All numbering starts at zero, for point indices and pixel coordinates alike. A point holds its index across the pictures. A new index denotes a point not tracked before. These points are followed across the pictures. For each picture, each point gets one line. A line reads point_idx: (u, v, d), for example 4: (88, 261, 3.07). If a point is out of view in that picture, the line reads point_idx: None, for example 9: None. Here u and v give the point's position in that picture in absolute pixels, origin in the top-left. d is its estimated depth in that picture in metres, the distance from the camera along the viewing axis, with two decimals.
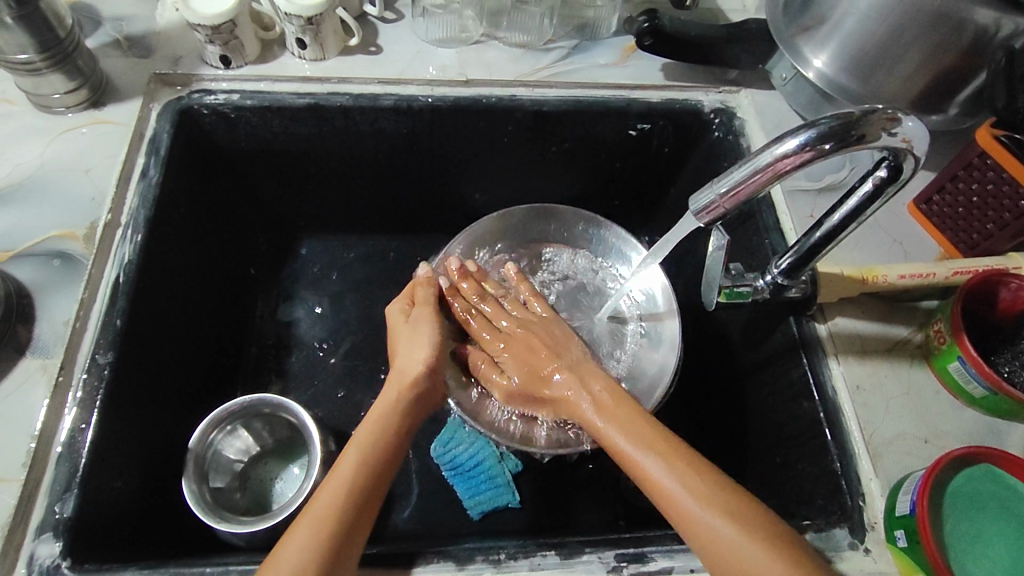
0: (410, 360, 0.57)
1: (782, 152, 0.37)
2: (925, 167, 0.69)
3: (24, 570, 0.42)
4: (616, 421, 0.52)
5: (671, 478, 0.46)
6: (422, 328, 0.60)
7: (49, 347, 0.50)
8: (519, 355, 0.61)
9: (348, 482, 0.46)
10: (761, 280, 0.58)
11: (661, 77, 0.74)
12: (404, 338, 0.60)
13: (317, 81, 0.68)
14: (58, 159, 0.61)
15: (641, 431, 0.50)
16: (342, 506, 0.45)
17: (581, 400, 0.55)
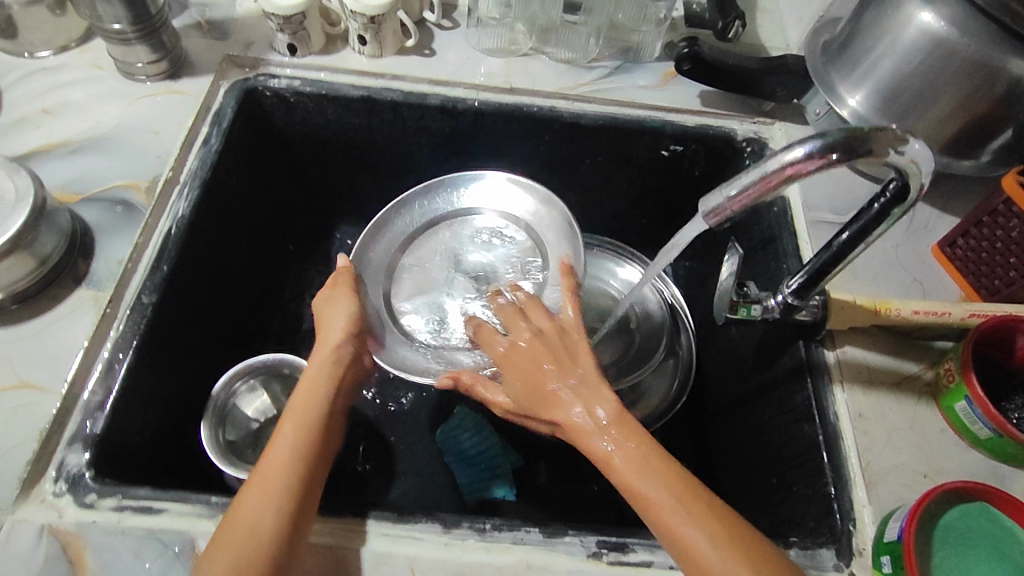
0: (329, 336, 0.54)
1: (792, 158, 0.39)
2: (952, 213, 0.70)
3: (53, 474, 0.46)
4: (635, 466, 0.45)
5: (694, 529, 0.42)
6: (339, 310, 0.56)
7: (102, 282, 0.55)
8: (524, 367, 0.51)
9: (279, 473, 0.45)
10: (771, 300, 0.59)
11: (697, 103, 0.77)
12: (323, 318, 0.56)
13: (372, 77, 0.74)
14: (133, 119, 0.67)
15: (656, 474, 0.45)
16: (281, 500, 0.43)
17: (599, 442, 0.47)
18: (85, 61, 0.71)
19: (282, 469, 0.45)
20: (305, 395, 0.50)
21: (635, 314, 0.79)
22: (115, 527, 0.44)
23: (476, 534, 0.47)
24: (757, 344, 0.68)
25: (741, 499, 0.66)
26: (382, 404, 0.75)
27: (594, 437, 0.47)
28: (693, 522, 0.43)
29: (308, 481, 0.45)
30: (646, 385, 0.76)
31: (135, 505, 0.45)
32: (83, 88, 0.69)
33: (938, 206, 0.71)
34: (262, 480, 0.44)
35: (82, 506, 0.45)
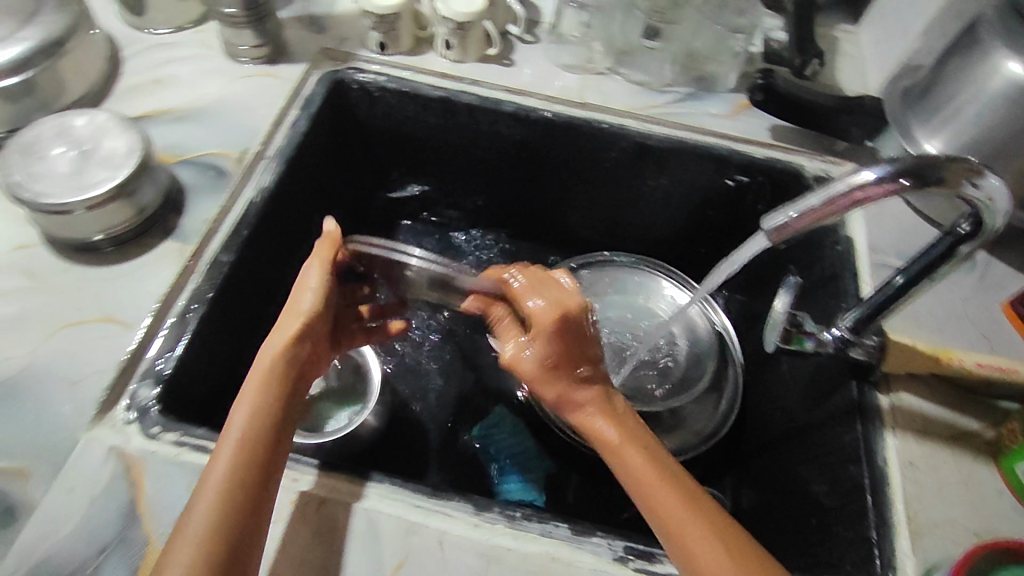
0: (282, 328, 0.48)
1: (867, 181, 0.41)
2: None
3: (126, 403, 0.50)
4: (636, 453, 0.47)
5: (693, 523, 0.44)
6: (302, 296, 0.49)
7: (188, 236, 0.60)
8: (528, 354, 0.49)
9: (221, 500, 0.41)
10: (828, 334, 0.58)
11: (768, 136, 0.76)
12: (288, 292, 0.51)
13: (452, 79, 0.77)
14: (232, 96, 0.72)
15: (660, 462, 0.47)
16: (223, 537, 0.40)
17: (600, 422, 0.49)
18: (196, 41, 0.77)
19: (219, 491, 0.41)
20: (244, 402, 0.45)
21: (683, 339, 0.79)
22: (172, 459, 0.48)
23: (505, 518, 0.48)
24: (810, 380, 0.66)
25: (776, 537, 0.64)
26: (423, 393, 0.76)
27: (598, 418, 0.49)
28: (694, 524, 0.44)
29: (249, 502, 0.42)
30: (688, 411, 0.74)
31: (194, 442, 0.49)
32: (192, 65, 0.75)
33: (1015, 264, 0.69)
34: (201, 506, 0.41)
35: (147, 436, 0.48)
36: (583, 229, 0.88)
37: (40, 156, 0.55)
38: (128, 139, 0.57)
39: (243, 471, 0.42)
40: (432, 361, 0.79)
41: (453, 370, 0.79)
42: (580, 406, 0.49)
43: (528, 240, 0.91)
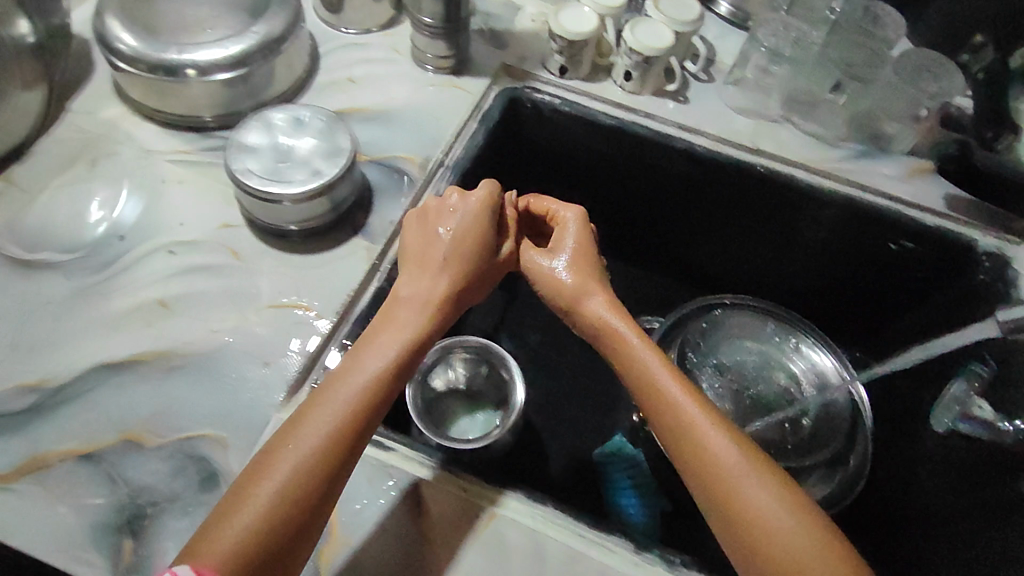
0: (416, 279, 0.56)
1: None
2: None
3: (310, 389, 0.56)
4: (668, 378, 0.53)
5: (780, 516, 0.46)
6: (461, 278, 0.57)
7: (376, 237, 0.65)
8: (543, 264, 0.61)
9: (326, 437, 0.45)
10: (1008, 423, 0.57)
11: (941, 205, 0.75)
12: (455, 237, 0.58)
13: (627, 110, 0.79)
14: (419, 103, 0.76)
15: (726, 442, 0.49)
16: (320, 470, 0.44)
17: (691, 411, 0.50)
18: (387, 44, 0.81)
19: (334, 429, 0.46)
20: (388, 340, 0.51)
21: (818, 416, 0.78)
22: None
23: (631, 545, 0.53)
24: (960, 466, 0.65)
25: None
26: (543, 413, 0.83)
27: (659, 377, 0.53)
28: (772, 500, 0.46)
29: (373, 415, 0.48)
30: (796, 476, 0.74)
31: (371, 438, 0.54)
32: (382, 69, 0.78)
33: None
34: (319, 407, 0.47)
35: None
36: (722, 268, 0.91)
37: (255, 129, 0.62)
38: (340, 133, 0.63)
39: (362, 390, 0.48)
40: (552, 381, 0.86)
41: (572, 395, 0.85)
42: (582, 293, 0.59)
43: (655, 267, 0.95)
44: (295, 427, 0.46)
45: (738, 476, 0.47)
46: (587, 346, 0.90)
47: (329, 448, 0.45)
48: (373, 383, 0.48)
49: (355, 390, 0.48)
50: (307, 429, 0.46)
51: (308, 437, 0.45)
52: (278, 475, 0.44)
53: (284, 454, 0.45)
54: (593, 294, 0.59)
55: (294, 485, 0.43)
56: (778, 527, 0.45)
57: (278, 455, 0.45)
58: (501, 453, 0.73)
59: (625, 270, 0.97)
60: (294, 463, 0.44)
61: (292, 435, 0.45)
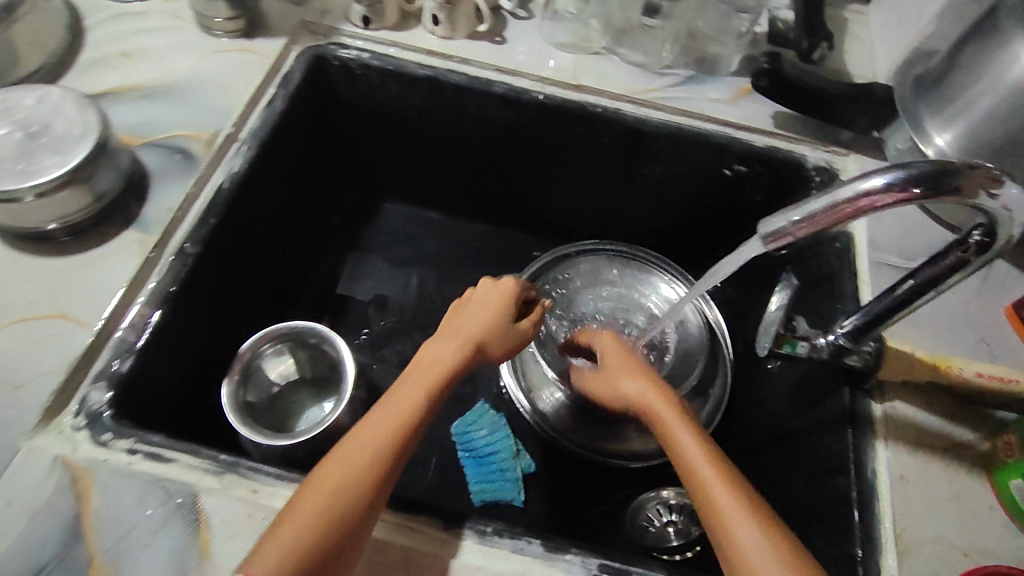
0: (440, 345, 0.56)
1: (1012, 203, 0.37)
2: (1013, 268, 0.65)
3: (76, 407, 0.52)
4: (689, 437, 0.50)
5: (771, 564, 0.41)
6: (478, 350, 0.57)
7: (151, 227, 0.60)
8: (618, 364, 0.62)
9: (331, 494, 0.45)
10: (822, 338, 0.56)
11: (769, 123, 0.73)
12: (483, 330, 0.58)
13: (441, 58, 0.74)
14: (205, 72, 0.69)
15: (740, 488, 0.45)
16: (326, 532, 0.43)
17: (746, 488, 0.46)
18: (168, 12, 0.73)
19: (336, 493, 0.44)
20: (412, 393, 0.51)
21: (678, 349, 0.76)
22: (126, 467, 0.50)
23: (439, 521, 0.50)
24: (800, 383, 0.66)
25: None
26: None
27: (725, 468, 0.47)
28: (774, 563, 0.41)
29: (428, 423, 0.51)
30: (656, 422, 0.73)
31: (147, 450, 0.51)
32: (162, 39, 0.71)
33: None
34: (404, 402, 0.50)
35: (97, 443, 0.51)
36: (577, 217, 0.88)
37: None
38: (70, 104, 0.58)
39: (382, 463, 0.47)
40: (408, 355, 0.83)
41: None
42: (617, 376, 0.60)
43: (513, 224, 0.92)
44: (358, 429, 0.48)
45: (766, 548, 0.41)
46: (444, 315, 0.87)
47: (408, 446, 0.49)
48: (376, 445, 0.47)
49: (377, 447, 0.47)
50: (309, 488, 0.45)
51: (313, 495, 0.45)
52: (290, 523, 0.44)
53: (296, 511, 0.44)
54: (640, 382, 0.57)
55: (298, 549, 0.42)
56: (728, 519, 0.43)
57: (292, 513, 0.44)
58: None
59: (481, 230, 0.93)
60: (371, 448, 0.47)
61: (309, 484, 0.46)
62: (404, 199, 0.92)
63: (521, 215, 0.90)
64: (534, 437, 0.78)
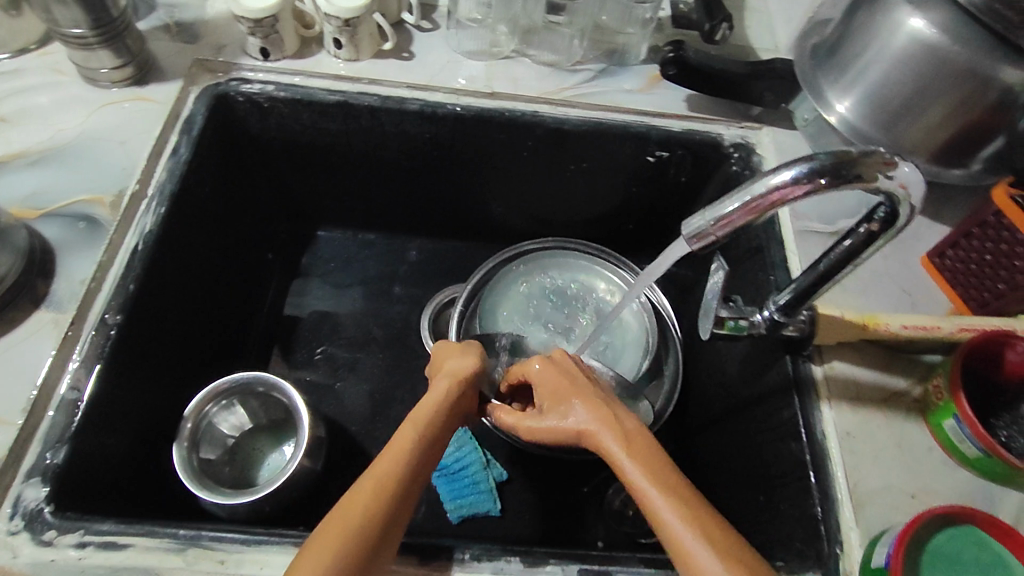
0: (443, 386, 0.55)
1: (905, 181, 0.41)
2: (923, 217, 0.69)
3: (10, 509, 0.48)
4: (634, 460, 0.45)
5: None
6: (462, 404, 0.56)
7: (63, 303, 0.56)
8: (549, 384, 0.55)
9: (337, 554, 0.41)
10: (758, 315, 0.58)
11: (683, 107, 0.75)
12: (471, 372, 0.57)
13: (349, 81, 0.72)
14: (98, 129, 0.65)
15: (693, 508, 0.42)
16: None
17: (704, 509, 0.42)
18: (45, 66, 0.68)
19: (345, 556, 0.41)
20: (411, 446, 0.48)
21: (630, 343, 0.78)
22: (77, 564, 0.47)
23: (416, 558, 0.50)
24: (744, 355, 0.68)
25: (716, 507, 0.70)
26: (359, 421, 0.79)
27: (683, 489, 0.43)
28: None
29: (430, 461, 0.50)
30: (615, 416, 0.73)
31: (100, 540, 0.48)
32: (43, 98, 0.67)
33: (946, 219, 0.69)
34: (404, 439, 0.48)
35: (40, 544, 0.47)
36: (512, 220, 0.88)
37: None
38: None
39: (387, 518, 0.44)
40: (362, 383, 0.82)
41: (386, 392, 0.82)
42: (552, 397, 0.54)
43: (449, 234, 0.91)
44: (373, 470, 0.46)
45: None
46: (395, 337, 0.86)
47: (413, 480, 0.47)
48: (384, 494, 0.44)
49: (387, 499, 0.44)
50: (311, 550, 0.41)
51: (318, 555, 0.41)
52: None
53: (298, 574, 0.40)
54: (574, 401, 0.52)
55: None
56: (704, 566, 0.39)
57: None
58: (308, 482, 0.68)
59: (420, 245, 0.92)
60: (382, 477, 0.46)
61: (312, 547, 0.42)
62: (336, 224, 0.90)
63: (457, 224, 0.89)
64: (501, 444, 0.79)
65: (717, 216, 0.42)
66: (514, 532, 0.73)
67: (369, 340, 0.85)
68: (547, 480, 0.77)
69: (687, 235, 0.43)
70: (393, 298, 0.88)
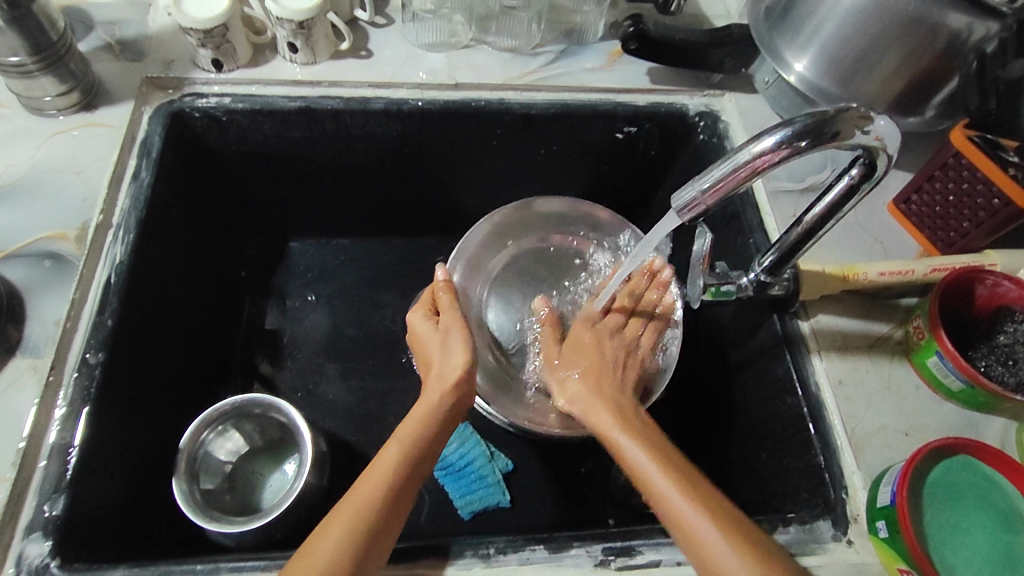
0: (447, 365, 0.57)
1: (882, 133, 0.42)
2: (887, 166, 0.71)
3: (14, 569, 0.46)
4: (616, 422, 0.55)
5: (705, 529, 0.45)
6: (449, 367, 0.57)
7: (40, 348, 0.54)
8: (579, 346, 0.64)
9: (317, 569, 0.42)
10: (745, 278, 0.59)
11: (647, 81, 0.76)
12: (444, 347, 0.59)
13: (308, 86, 0.70)
14: (50, 161, 0.62)
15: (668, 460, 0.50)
16: None
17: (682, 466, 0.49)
18: None
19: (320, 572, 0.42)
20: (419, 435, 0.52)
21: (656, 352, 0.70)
22: None
23: (441, 559, 0.50)
24: (733, 318, 0.70)
25: (720, 469, 0.72)
26: (358, 428, 0.78)
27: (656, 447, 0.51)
28: (718, 534, 0.44)
29: (422, 466, 0.51)
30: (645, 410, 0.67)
31: None
32: None
33: (908, 166, 0.71)
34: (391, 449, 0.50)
35: None
36: (488, 210, 0.87)
37: None
38: None
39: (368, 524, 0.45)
40: (356, 390, 0.81)
41: (382, 396, 0.81)
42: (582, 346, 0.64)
43: (425, 230, 0.90)
44: (365, 478, 0.48)
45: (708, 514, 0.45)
46: (383, 340, 0.85)
47: (409, 481, 0.49)
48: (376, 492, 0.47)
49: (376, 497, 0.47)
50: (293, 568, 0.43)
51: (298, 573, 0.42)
52: None
53: None
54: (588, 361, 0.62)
55: None
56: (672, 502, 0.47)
57: None
58: (315, 497, 0.68)
59: (397, 244, 0.91)
60: (348, 517, 0.45)
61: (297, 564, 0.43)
62: (310, 232, 0.88)
63: (432, 220, 0.88)
64: (502, 433, 0.79)
65: (705, 186, 0.42)
66: (529, 518, 0.74)
67: (358, 347, 0.84)
68: (554, 464, 0.78)
69: (678, 209, 0.44)
70: (375, 301, 0.87)
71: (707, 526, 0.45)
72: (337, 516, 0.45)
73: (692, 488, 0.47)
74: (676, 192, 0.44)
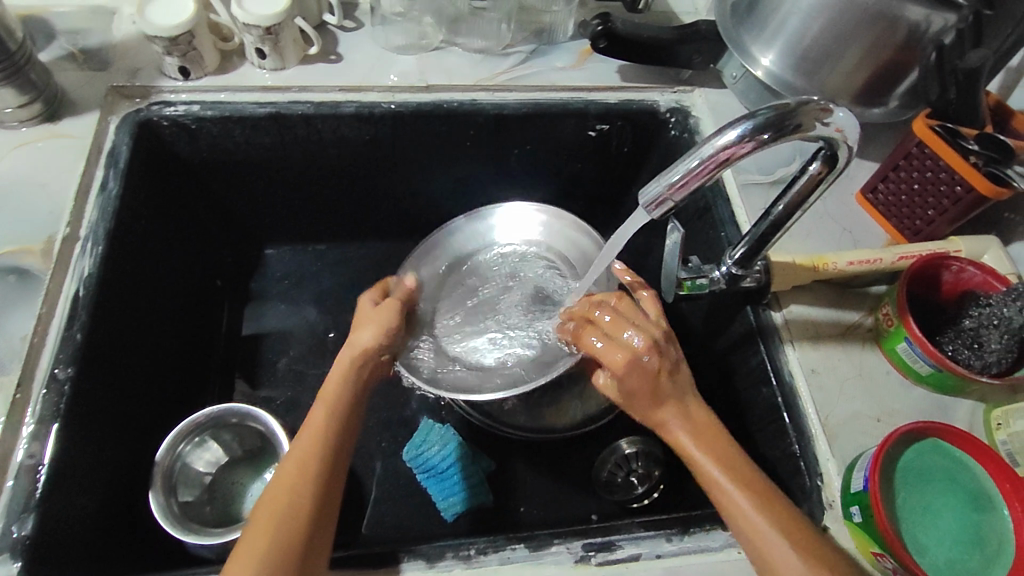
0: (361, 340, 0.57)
1: (841, 125, 0.43)
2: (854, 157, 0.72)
3: None
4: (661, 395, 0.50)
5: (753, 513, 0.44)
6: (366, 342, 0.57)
7: (6, 365, 0.53)
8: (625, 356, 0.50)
9: (268, 531, 0.44)
10: (716, 271, 0.60)
11: (617, 78, 0.76)
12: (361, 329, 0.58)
13: (277, 91, 0.70)
14: (13, 174, 0.61)
15: (714, 444, 0.48)
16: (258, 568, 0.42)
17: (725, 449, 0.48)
18: None
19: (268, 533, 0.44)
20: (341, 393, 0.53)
21: None
22: None
23: (421, 561, 0.50)
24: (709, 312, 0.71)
25: None
26: None
27: (697, 427, 0.49)
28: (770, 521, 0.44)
29: (352, 425, 0.52)
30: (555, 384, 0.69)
31: None
32: None
33: (875, 157, 0.73)
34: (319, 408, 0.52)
35: None
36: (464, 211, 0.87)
37: None
38: None
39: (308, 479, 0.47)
40: None
41: None
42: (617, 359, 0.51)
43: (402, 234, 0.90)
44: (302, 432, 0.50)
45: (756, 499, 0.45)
46: None
47: (344, 439, 0.51)
48: (306, 450, 0.48)
49: (318, 454, 0.48)
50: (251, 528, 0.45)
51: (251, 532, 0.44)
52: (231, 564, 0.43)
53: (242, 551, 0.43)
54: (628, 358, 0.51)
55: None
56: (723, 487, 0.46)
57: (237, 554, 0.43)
58: None
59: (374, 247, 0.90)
60: (293, 468, 0.47)
61: (255, 523, 0.45)
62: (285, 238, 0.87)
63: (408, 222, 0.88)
64: (485, 433, 0.79)
65: (673, 180, 0.43)
66: (512, 517, 0.75)
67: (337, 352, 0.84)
68: (537, 462, 0.78)
69: (647, 204, 0.44)
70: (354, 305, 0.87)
71: (761, 514, 0.44)
72: (279, 480, 0.47)
73: (742, 474, 0.46)
74: (644, 187, 0.45)
